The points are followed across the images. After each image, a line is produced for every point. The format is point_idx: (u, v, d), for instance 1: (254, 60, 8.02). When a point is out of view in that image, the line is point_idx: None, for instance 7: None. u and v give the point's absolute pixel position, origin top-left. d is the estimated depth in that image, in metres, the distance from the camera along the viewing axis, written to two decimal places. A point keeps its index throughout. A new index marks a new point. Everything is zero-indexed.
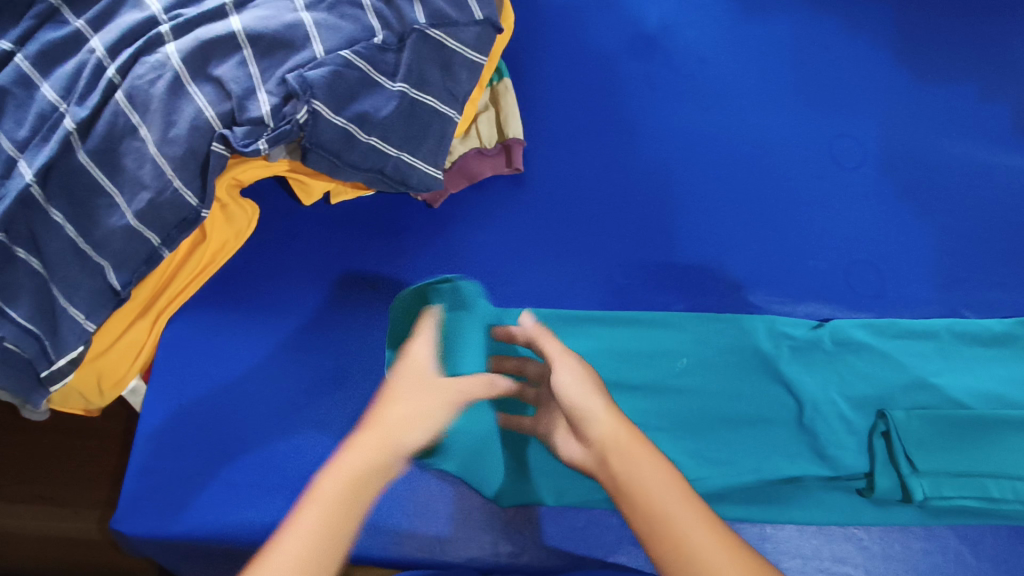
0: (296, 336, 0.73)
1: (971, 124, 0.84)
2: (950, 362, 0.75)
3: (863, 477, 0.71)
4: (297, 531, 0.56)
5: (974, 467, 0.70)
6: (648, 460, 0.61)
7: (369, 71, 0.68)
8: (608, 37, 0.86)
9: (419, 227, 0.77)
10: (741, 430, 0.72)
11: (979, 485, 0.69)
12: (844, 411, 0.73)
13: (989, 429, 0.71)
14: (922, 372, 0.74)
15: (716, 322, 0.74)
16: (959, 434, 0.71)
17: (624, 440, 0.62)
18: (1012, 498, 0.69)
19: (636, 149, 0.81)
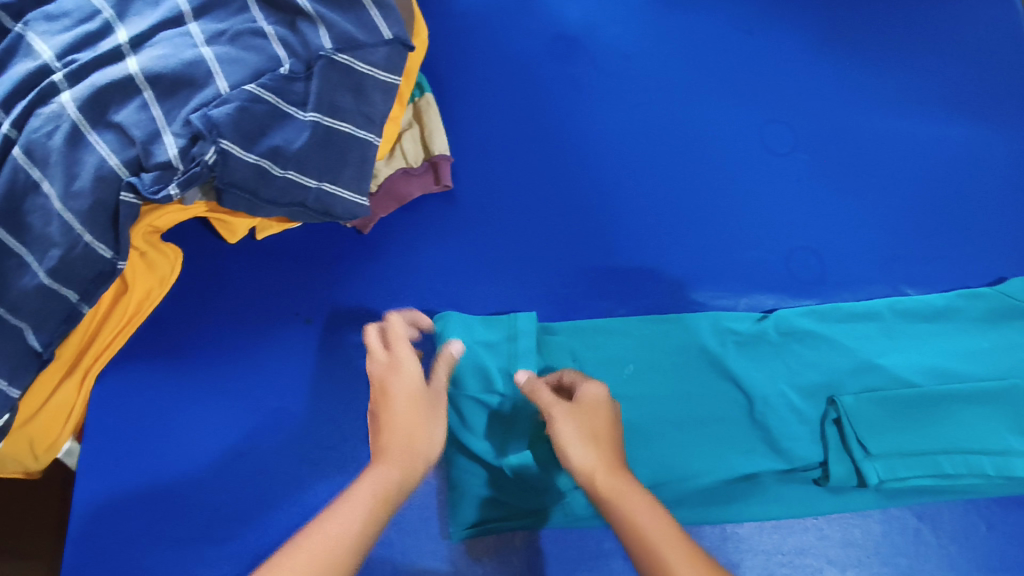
0: (233, 379, 0.71)
1: (899, 98, 0.84)
2: (895, 341, 0.75)
3: (817, 466, 0.71)
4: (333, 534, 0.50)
5: (926, 444, 0.70)
6: (637, 492, 0.55)
7: (278, 102, 0.65)
8: (530, 40, 0.84)
9: (350, 255, 0.75)
10: (694, 431, 0.71)
11: (934, 463, 0.69)
12: (795, 402, 0.72)
13: (938, 406, 0.71)
14: (869, 355, 0.74)
15: (660, 325, 0.74)
16: (908, 413, 0.71)
17: (605, 469, 0.56)
18: (966, 473, 0.69)
19: (567, 154, 0.80)
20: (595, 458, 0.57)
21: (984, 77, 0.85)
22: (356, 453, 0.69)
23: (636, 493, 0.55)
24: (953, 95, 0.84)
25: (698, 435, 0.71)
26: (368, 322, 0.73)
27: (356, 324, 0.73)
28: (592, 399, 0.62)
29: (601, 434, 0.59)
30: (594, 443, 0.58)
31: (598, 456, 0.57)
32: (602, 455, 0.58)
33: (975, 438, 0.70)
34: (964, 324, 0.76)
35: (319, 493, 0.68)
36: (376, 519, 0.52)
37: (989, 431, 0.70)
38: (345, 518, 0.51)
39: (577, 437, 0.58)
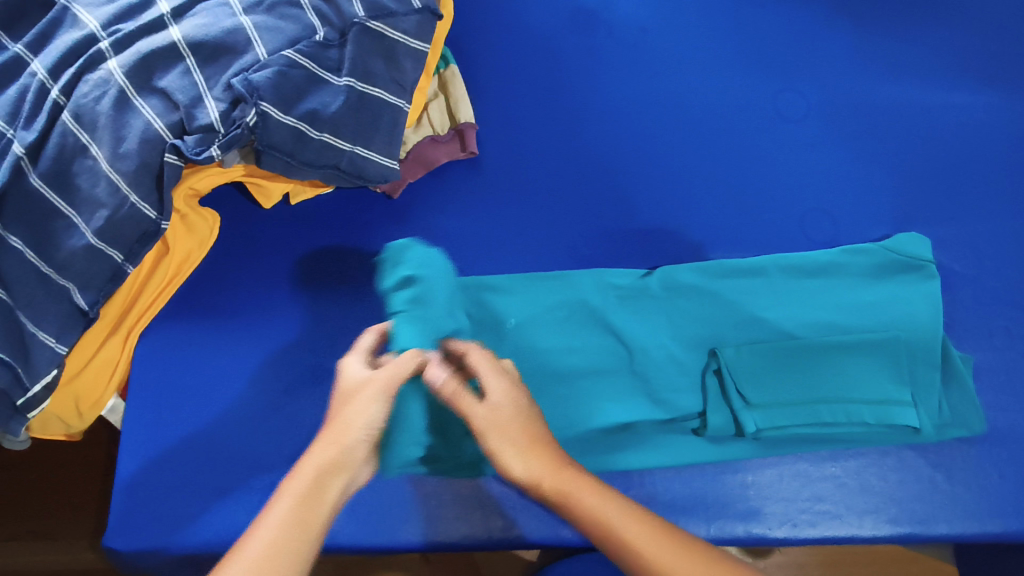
0: (270, 338, 0.73)
1: (907, 67, 0.86)
2: (780, 295, 0.77)
3: (695, 416, 0.73)
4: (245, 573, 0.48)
5: (819, 393, 0.73)
6: (590, 493, 0.55)
7: (314, 68, 0.68)
8: (549, 14, 0.86)
9: (379, 219, 0.78)
10: (573, 383, 0.73)
11: (813, 412, 0.72)
12: (675, 356, 0.75)
13: (823, 357, 0.74)
14: (756, 309, 0.76)
15: (546, 280, 0.76)
16: (784, 365, 0.74)
17: (549, 477, 0.56)
18: (845, 420, 0.72)
19: (586, 125, 0.83)
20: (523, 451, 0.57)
21: (994, 46, 0.87)
22: None
23: (577, 484, 0.56)
24: (962, 65, 0.87)
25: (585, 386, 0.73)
26: None
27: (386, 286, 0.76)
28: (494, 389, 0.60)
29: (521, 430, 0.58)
30: (517, 448, 0.57)
31: (540, 466, 0.57)
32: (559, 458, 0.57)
33: (862, 390, 0.73)
34: (860, 277, 0.78)
35: None
36: (301, 527, 0.51)
37: (872, 382, 0.74)
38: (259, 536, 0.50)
39: (498, 439, 0.58)
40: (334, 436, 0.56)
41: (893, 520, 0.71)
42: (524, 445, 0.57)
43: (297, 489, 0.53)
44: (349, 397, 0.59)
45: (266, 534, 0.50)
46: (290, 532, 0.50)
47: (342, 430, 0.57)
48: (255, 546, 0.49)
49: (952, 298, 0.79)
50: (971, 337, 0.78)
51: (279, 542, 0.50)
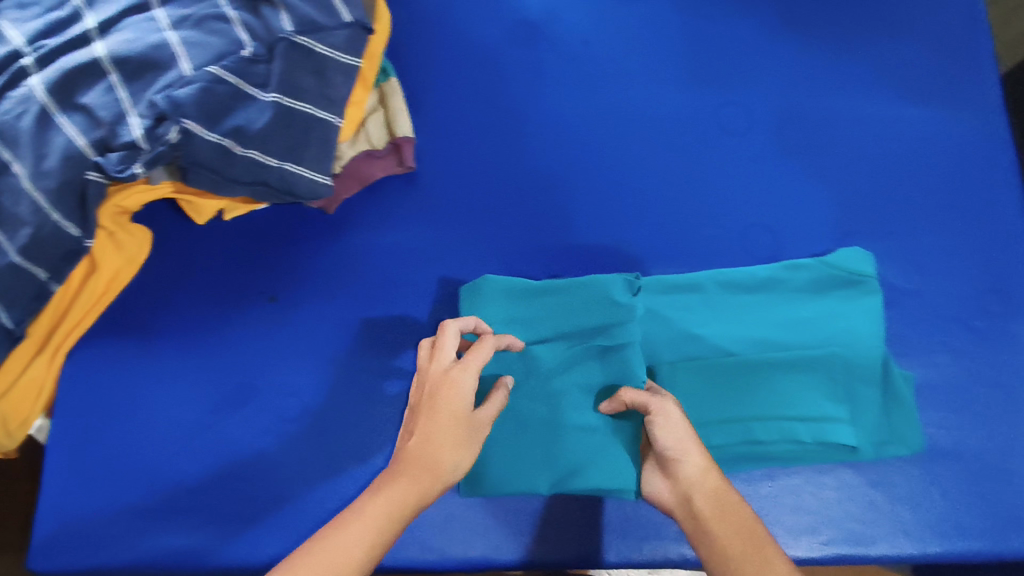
0: (199, 356, 0.73)
1: (855, 78, 0.85)
2: (716, 312, 0.77)
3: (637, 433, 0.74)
4: (330, 563, 0.50)
5: (748, 410, 0.73)
6: (738, 511, 0.56)
7: (241, 84, 0.67)
8: (491, 27, 0.85)
9: (313, 236, 0.77)
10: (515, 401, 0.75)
11: (746, 429, 0.73)
12: (595, 379, 0.74)
13: (759, 373, 0.74)
14: (689, 326, 0.76)
15: (488, 296, 0.76)
16: (719, 382, 0.74)
17: (712, 491, 0.58)
18: (776, 438, 0.72)
19: (527, 140, 0.82)
20: (700, 469, 0.59)
21: (946, 56, 0.86)
22: (318, 426, 0.71)
23: (729, 503, 0.57)
24: (912, 77, 0.85)
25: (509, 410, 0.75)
26: (331, 300, 0.75)
27: (319, 304, 0.75)
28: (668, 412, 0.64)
29: (694, 447, 0.61)
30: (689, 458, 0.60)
31: (704, 477, 0.59)
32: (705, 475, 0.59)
33: (795, 407, 0.73)
34: (798, 292, 0.78)
35: (282, 466, 0.70)
36: (382, 540, 0.53)
37: (808, 399, 0.74)
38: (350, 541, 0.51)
39: (672, 454, 0.61)
40: (431, 461, 0.58)
41: (825, 541, 0.71)
42: (696, 464, 0.60)
43: (394, 491, 0.56)
44: (463, 424, 0.61)
45: (353, 536, 0.52)
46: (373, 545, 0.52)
47: (438, 441, 0.59)
48: (350, 539, 0.52)
49: (892, 314, 0.79)
50: (911, 353, 0.77)
51: (371, 540, 0.52)
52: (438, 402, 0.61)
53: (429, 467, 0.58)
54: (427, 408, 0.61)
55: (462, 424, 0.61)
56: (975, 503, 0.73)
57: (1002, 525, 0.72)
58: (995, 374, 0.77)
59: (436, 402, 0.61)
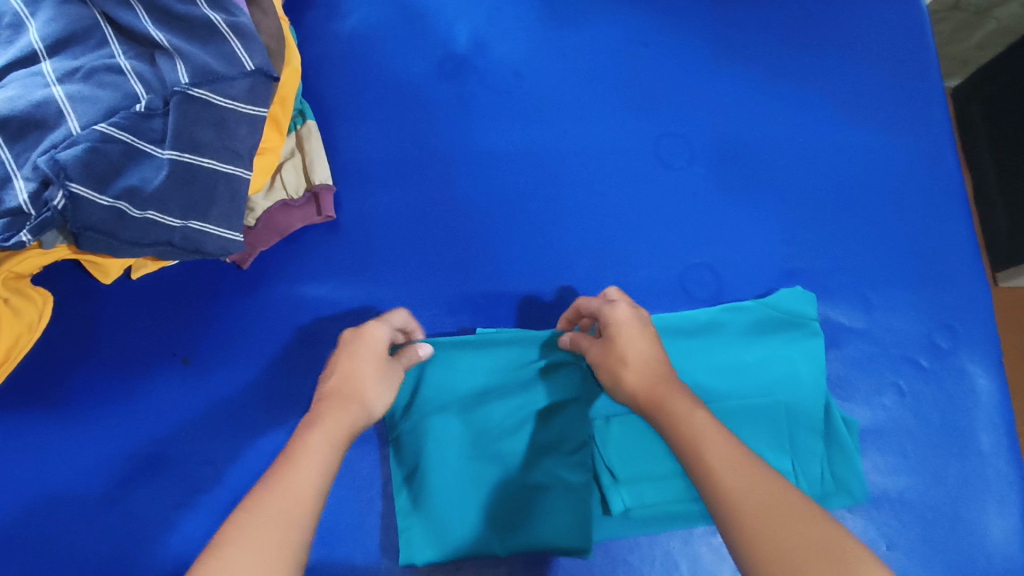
0: (106, 425, 0.69)
1: (797, 105, 0.82)
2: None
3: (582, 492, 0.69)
4: (286, 504, 0.45)
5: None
6: (685, 405, 0.51)
7: (133, 141, 0.63)
8: (416, 63, 0.81)
9: (228, 291, 0.73)
10: (450, 462, 0.69)
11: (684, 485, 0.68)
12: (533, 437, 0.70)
13: None
14: None
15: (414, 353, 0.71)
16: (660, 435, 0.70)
17: (655, 392, 0.53)
18: None
19: (454, 180, 0.78)
20: (645, 376, 0.54)
21: (889, 82, 0.83)
22: (232, 495, 0.67)
23: (675, 398, 0.52)
24: (858, 101, 0.82)
25: (436, 474, 0.69)
26: (246, 359, 0.72)
27: (234, 364, 0.71)
28: (619, 320, 0.58)
29: (636, 356, 0.55)
30: (630, 364, 0.55)
31: (641, 381, 0.54)
32: (645, 377, 0.54)
33: None
34: (739, 335, 0.74)
35: (194, 541, 0.66)
36: (327, 468, 0.49)
37: (750, 450, 0.70)
38: (304, 473, 0.47)
39: (618, 365, 0.56)
40: (352, 392, 0.55)
41: None
42: (633, 370, 0.55)
43: (328, 423, 0.51)
44: (382, 363, 0.59)
45: (301, 469, 0.47)
46: (320, 472, 0.48)
47: (365, 380, 0.56)
48: (297, 475, 0.47)
49: (839, 354, 0.75)
50: (857, 395, 0.75)
51: (321, 472, 0.48)
52: (357, 346, 0.59)
53: (357, 394, 0.55)
54: (344, 354, 0.58)
55: (385, 363, 0.59)
56: (925, 552, 0.71)
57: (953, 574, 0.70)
58: (945, 414, 0.74)
59: (356, 349, 0.58)
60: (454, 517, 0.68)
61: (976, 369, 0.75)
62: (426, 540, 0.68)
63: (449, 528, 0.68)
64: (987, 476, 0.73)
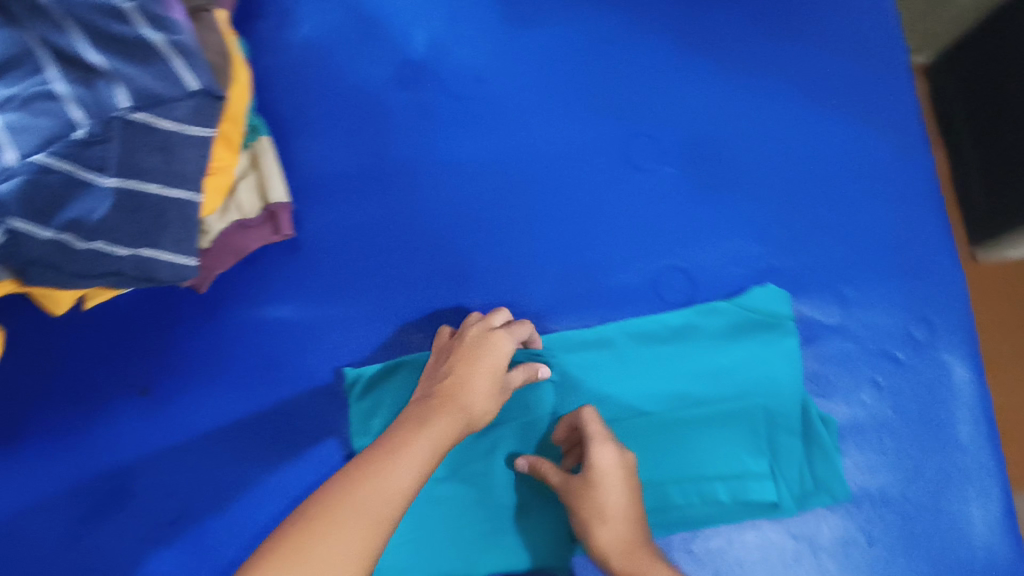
0: (67, 462, 0.67)
1: (767, 99, 0.80)
2: (629, 367, 0.71)
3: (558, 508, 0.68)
4: (377, 501, 0.48)
5: (667, 473, 0.69)
6: (658, 569, 0.59)
7: (75, 170, 0.58)
8: (373, 71, 0.79)
9: (187, 317, 0.71)
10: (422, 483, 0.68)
11: (662, 494, 0.69)
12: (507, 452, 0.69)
13: (672, 433, 0.70)
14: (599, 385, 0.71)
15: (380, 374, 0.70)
16: (637, 444, 0.70)
17: (630, 552, 0.60)
18: (693, 502, 0.69)
19: (417, 191, 0.76)
20: (619, 538, 0.61)
21: (858, 72, 0.81)
22: (200, 527, 0.66)
23: (649, 566, 0.59)
24: (826, 91, 0.80)
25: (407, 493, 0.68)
26: (209, 386, 0.70)
27: (196, 392, 0.69)
28: (605, 471, 0.61)
29: (615, 511, 0.61)
30: (609, 522, 0.61)
31: (620, 540, 0.61)
32: (615, 531, 0.61)
33: (712, 466, 0.69)
34: (713, 338, 0.73)
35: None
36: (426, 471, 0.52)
37: (727, 455, 0.70)
38: (403, 467, 0.50)
39: (597, 521, 0.61)
40: (456, 397, 0.58)
41: None
42: (613, 530, 0.61)
43: (433, 429, 0.54)
44: (498, 376, 0.61)
45: (404, 470, 0.50)
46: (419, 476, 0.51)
47: (471, 390, 0.59)
48: (397, 473, 0.50)
49: (816, 352, 0.74)
50: (835, 392, 0.73)
51: (412, 481, 0.50)
52: (479, 353, 0.61)
53: (461, 408, 0.57)
54: (463, 362, 0.61)
55: (498, 375, 0.61)
56: (906, 548, 0.70)
57: (933, 569, 0.70)
58: (924, 407, 0.73)
59: (478, 355, 0.61)
60: (426, 538, 0.67)
61: (952, 360, 0.74)
62: (399, 561, 0.67)
63: (422, 550, 0.67)
64: (967, 469, 0.72)
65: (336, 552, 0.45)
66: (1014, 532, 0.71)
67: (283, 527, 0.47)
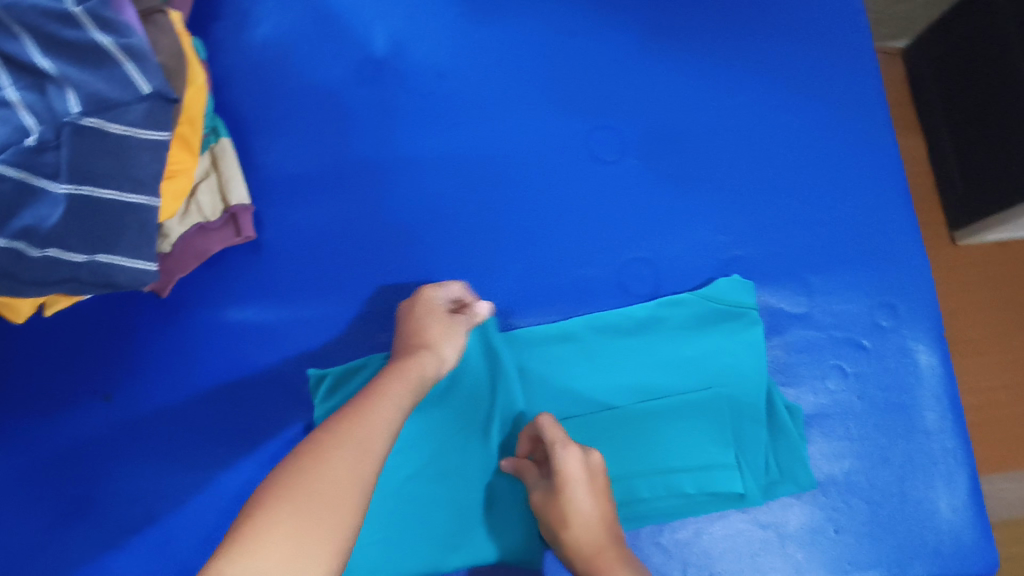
0: (32, 469, 0.67)
1: (730, 89, 0.80)
2: (595, 361, 0.72)
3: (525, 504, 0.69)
4: (366, 432, 0.49)
5: (634, 466, 0.69)
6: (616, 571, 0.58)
7: (25, 177, 0.58)
8: (334, 69, 0.78)
9: (149, 321, 0.71)
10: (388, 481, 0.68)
11: (630, 488, 0.68)
12: (474, 448, 0.69)
13: (640, 426, 0.70)
14: (564, 380, 0.71)
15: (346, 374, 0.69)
16: (606, 438, 0.70)
17: (592, 554, 0.59)
18: (662, 495, 0.68)
19: (380, 189, 0.76)
20: (583, 542, 0.60)
21: (822, 59, 0.81)
22: (165, 531, 0.66)
23: (609, 567, 0.58)
24: (790, 79, 0.80)
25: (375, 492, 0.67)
26: (172, 390, 0.69)
27: (159, 396, 0.69)
28: (568, 476, 0.60)
29: (578, 515, 0.60)
30: (572, 527, 0.60)
31: (583, 543, 0.60)
32: (579, 534, 0.60)
33: (680, 458, 0.69)
34: (677, 329, 0.73)
35: None
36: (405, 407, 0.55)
37: (694, 447, 0.69)
38: (384, 405, 0.53)
39: (561, 524, 0.61)
40: (414, 345, 0.63)
41: None
42: (575, 532, 0.60)
43: (403, 372, 0.58)
44: (444, 320, 0.66)
45: (384, 406, 0.53)
46: (397, 410, 0.54)
47: (427, 335, 0.64)
48: (378, 408, 0.52)
49: (782, 340, 0.74)
50: (801, 381, 0.73)
51: (394, 414, 0.53)
52: (417, 309, 0.67)
53: (420, 347, 0.62)
54: (410, 319, 0.66)
55: (445, 319, 0.66)
56: (873, 535, 0.70)
57: (901, 555, 0.70)
58: (890, 394, 0.74)
59: (416, 310, 0.67)
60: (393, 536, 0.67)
61: (916, 345, 0.75)
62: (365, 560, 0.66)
63: (389, 548, 0.67)
64: (933, 454, 0.73)
65: (340, 470, 0.46)
66: (980, 516, 0.71)
67: (277, 470, 0.47)
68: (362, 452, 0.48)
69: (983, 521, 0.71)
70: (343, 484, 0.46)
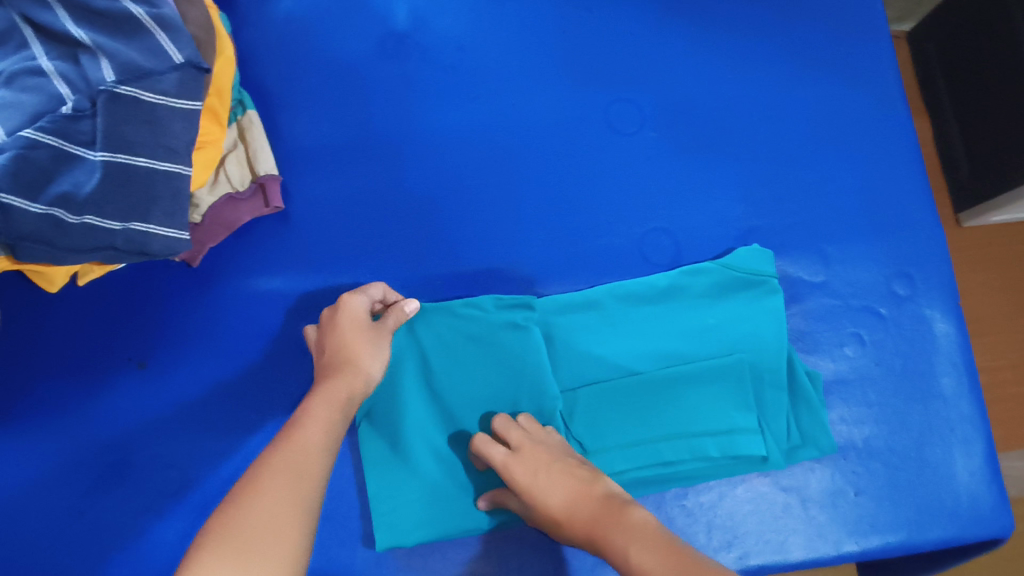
0: (66, 436, 0.68)
1: (746, 61, 0.81)
2: (618, 327, 0.73)
3: None
4: (297, 462, 0.51)
5: (659, 429, 0.70)
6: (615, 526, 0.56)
7: (63, 144, 0.59)
8: (355, 43, 0.79)
9: (180, 291, 0.72)
10: (418, 446, 0.70)
11: (654, 451, 0.70)
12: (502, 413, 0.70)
13: (664, 390, 0.71)
14: (587, 346, 0.72)
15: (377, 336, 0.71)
16: (630, 402, 0.71)
17: (585, 521, 0.58)
18: (688, 458, 0.70)
19: (403, 161, 0.77)
20: (572, 515, 0.60)
21: (835, 33, 0.82)
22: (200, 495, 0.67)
23: (607, 524, 0.57)
24: (805, 53, 0.81)
25: (410, 458, 0.69)
26: (204, 358, 0.71)
27: (191, 365, 0.70)
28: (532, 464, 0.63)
29: (556, 494, 0.61)
30: (556, 509, 0.60)
31: (574, 518, 0.59)
32: (565, 509, 0.60)
33: (702, 422, 0.70)
34: (699, 297, 0.74)
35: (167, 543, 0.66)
36: (332, 431, 0.56)
37: (717, 410, 0.71)
38: (307, 431, 0.55)
39: (549, 509, 0.61)
40: (343, 360, 0.62)
41: (742, 556, 0.69)
42: (563, 509, 0.60)
43: (327, 391, 0.59)
44: (367, 332, 0.64)
45: (310, 431, 0.55)
46: (328, 437, 0.55)
47: (350, 350, 0.63)
48: (304, 437, 0.54)
49: (800, 309, 0.76)
50: (820, 348, 0.75)
51: (321, 438, 0.55)
52: (338, 320, 0.65)
53: (347, 363, 0.62)
54: (330, 331, 0.65)
55: (367, 329, 0.64)
56: (892, 497, 0.72)
57: (921, 516, 0.71)
58: (907, 359, 0.75)
59: (336, 322, 0.65)
60: (425, 500, 0.69)
61: (932, 313, 0.76)
62: (399, 522, 0.68)
63: (422, 512, 0.69)
64: (949, 418, 0.74)
65: (265, 509, 0.47)
66: (994, 476, 0.73)
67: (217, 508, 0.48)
68: (292, 487, 0.49)
69: (999, 482, 0.73)
70: (275, 524, 0.47)
